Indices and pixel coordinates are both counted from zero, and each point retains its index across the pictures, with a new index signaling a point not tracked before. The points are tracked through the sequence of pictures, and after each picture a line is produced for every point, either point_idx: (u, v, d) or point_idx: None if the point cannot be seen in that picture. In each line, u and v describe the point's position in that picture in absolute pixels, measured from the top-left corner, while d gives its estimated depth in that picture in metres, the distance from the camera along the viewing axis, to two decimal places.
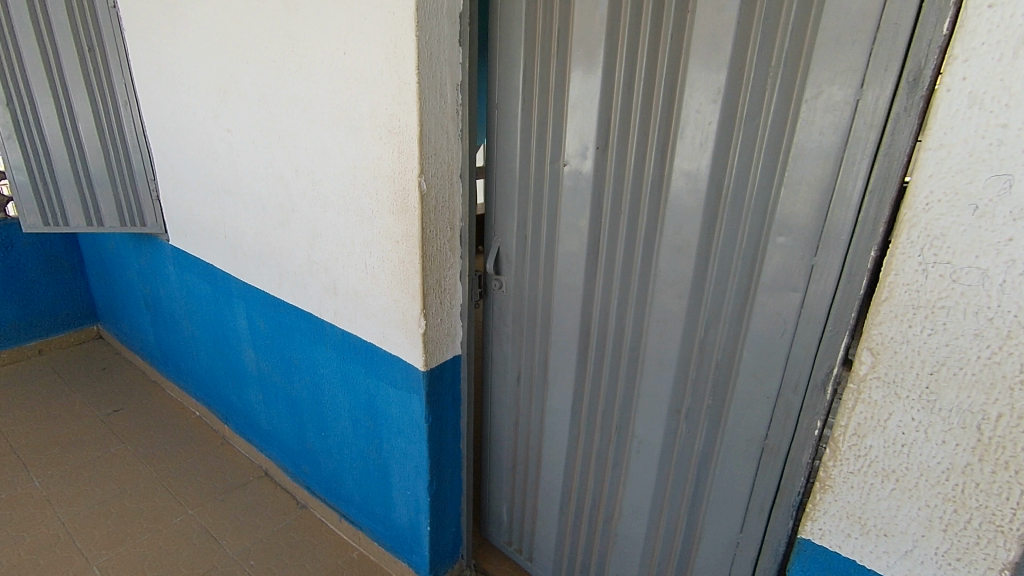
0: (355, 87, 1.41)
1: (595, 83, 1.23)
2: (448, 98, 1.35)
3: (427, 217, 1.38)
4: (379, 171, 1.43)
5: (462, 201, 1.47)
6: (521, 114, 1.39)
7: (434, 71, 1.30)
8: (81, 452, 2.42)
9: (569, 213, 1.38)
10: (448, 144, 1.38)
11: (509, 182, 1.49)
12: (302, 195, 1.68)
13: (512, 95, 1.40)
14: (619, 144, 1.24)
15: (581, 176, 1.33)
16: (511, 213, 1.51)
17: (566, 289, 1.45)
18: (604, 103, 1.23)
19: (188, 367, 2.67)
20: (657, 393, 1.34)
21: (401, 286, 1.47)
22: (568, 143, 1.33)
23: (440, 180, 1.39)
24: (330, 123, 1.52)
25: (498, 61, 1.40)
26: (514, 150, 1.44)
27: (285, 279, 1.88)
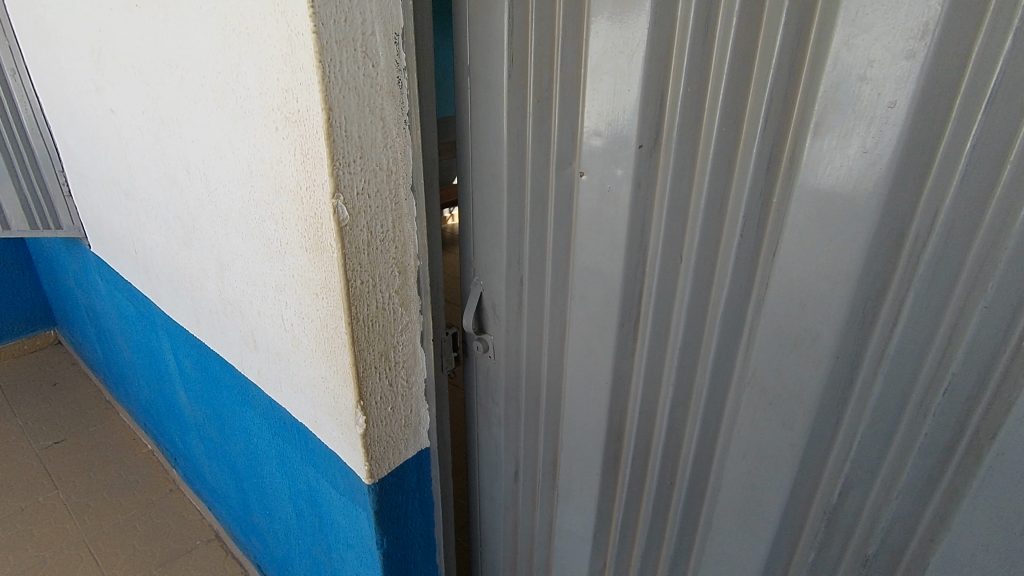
0: (235, 43, 0.84)
1: (638, 22, 0.64)
2: (378, 58, 0.77)
3: (352, 262, 0.83)
4: (281, 182, 0.88)
5: (417, 228, 0.91)
6: (501, 84, 0.80)
7: (348, 11, 0.72)
8: (4, 503, 2.02)
9: (590, 255, 0.82)
10: (384, 140, 0.82)
11: (489, 197, 0.92)
12: (199, 207, 1.15)
13: (484, 51, 0.81)
14: (682, 140, 0.66)
15: (607, 196, 0.76)
16: (493, 244, 0.95)
17: (586, 369, 0.91)
18: (653, 62, 0.65)
19: (134, 394, 2.23)
20: (734, 557, 0.80)
21: (328, 361, 0.94)
22: (587, 136, 0.75)
23: (374, 201, 0.84)
24: (213, 102, 0.96)
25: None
26: (493, 144, 0.87)
27: (201, 316, 1.37)
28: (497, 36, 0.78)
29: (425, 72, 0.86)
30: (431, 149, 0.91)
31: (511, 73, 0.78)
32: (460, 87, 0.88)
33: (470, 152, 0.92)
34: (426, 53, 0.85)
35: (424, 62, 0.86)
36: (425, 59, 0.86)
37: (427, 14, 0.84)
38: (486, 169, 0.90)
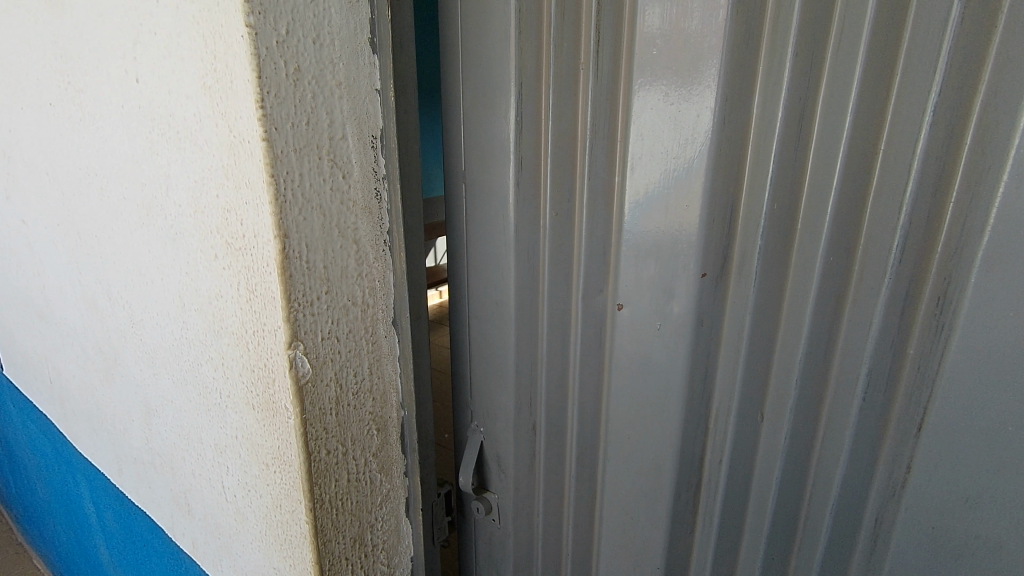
0: (163, 151, 0.66)
1: (699, 123, 0.48)
2: (351, 166, 0.59)
3: (314, 429, 0.62)
4: (222, 322, 0.67)
5: (402, 371, 0.71)
6: (506, 194, 0.63)
7: (312, 111, 0.55)
8: None
9: (630, 407, 0.63)
10: (357, 268, 0.62)
11: (491, 329, 0.72)
12: (122, 340, 0.92)
13: (485, 155, 0.64)
14: (768, 265, 0.51)
15: (658, 337, 0.58)
16: (497, 386, 0.74)
17: (626, 553, 0.68)
18: (722, 171, 0.49)
19: (49, 541, 1.86)
20: None
21: (283, 552, 0.71)
22: (629, 260, 0.58)
23: (344, 347, 0.63)
24: (137, 219, 0.76)
25: (457, 82, 0.66)
26: (497, 267, 0.68)
27: (125, 466, 1.11)
28: (501, 137, 0.62)
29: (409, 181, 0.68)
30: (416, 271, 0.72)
31: (519, 181, 0.62)
32: (453, 196, 0.71)
33: (465, 272, 0.73)
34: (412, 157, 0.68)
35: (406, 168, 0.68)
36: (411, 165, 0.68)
37: (413, 112, 0.67)
38: (488, 295, 0.71)
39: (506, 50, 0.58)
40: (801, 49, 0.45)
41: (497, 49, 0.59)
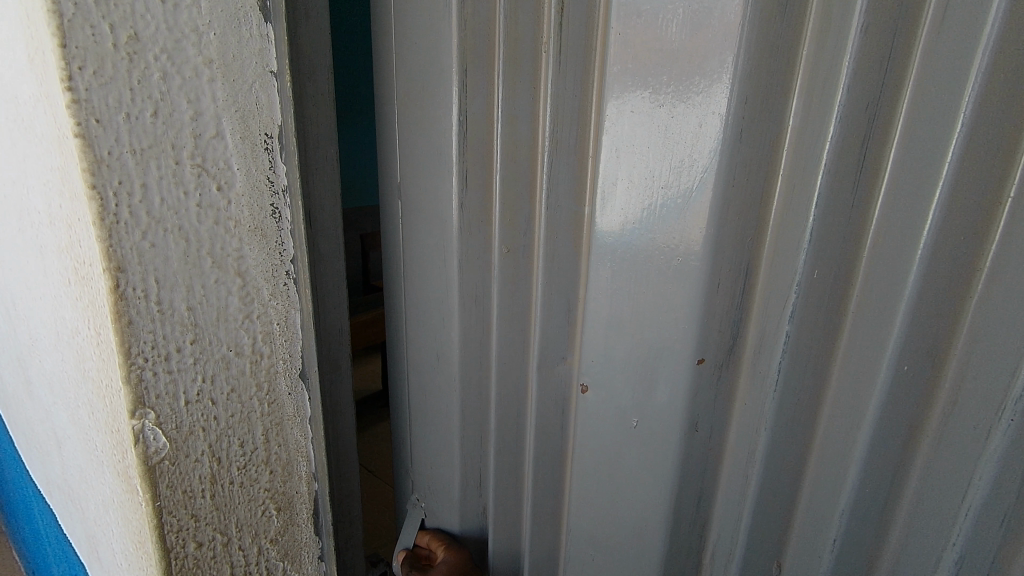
0: (17, 137, 0.50)
1: (713, 129, 0.31)
2: (231, 176, 0.39)
3: (175, 520, 0.44)
4: (86, 361, 0.51)
5: (312, 434, 0.52)
6: (448, 218, 0.47)
7: (160, 98, 0.35)
8: None
9: (595, 521, 0.46)
10: (244, 309, 0.43)
11: (432, 385, 0.56)
12: (29, 358, 0.78)
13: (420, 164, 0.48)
14: (797, 361, 0.34)
15: (634, 432, 0.41)
16: (438, 457, 0.58)
17: None
18: (734, 210, 0.32)
19: None
20: None
21: None
22: (597, 326, 0.41)
23: (223, 413, 0.44)
24: (14, 221, 0.61)
25: (391, 67, 0.50)
26: (435, 310, 0.52)
27: (53, 494, 0.97)
28: (442, 141, 0.45)
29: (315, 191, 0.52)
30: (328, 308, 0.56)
31: (464, 203, 0.45)
32: (388, 214, 0.56)
33: (404, 310, 0.57)
34: (328, 159, 0.52)
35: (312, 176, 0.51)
36: (319, 170, 0.52)
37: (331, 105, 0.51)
38: (426, 342, 0.55)
39: (445, 20, 0.41)
40: (878, 20, 0.27)
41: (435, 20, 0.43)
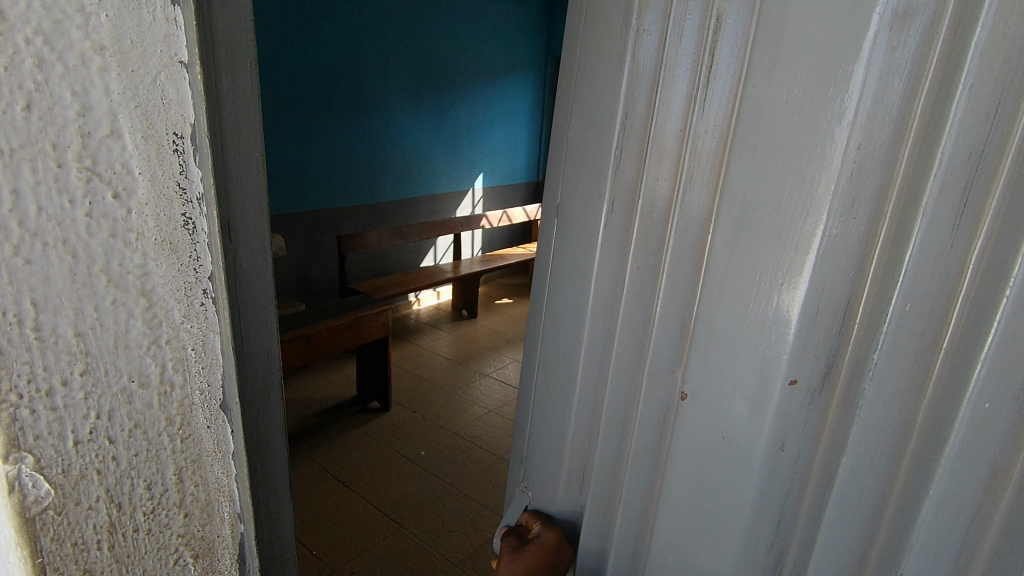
0: None
1: (824, 220, 0.45)
2: (130, 181, 0.51)
3: (72, 547, 0.59)
4: None
5: (230, 469, 0.70)
6: (598, 239, 0.62)
7: (35, 89, 0.44)
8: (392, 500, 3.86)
9: (693, 493, 0.59)
10: (148, 336, 0.57)
11: (559, 368, 0.71)
12: None
13: (567, 228, 0.66)
14: (898, 393, 0.47)
15: (722, 444, 0.55)
16: (551, 450, 0.75)
17: None
18: (831, 263, 0.45)
19: None
20: None
21: None
22: (711, 339, 0.54)
23: (125, 450, 0.59)
24: None
25: (560, 117, 0.66)
26: (561, 337, 0.69)
27: None
28: (602, 181, 0.61)
29: (244, 262, 0.73)
30: (251, 331, 0.77)
31: (613, 229, 0.61)
32: (541, 226, 0.72)
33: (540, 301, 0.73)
34: (247, 159, 0.69)
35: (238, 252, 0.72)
36: (242, 227, 0.72)
37: (261, 198, 0.73)
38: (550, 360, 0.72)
39: (619, 98, 0.58)
40: (964, 152, 0.41)
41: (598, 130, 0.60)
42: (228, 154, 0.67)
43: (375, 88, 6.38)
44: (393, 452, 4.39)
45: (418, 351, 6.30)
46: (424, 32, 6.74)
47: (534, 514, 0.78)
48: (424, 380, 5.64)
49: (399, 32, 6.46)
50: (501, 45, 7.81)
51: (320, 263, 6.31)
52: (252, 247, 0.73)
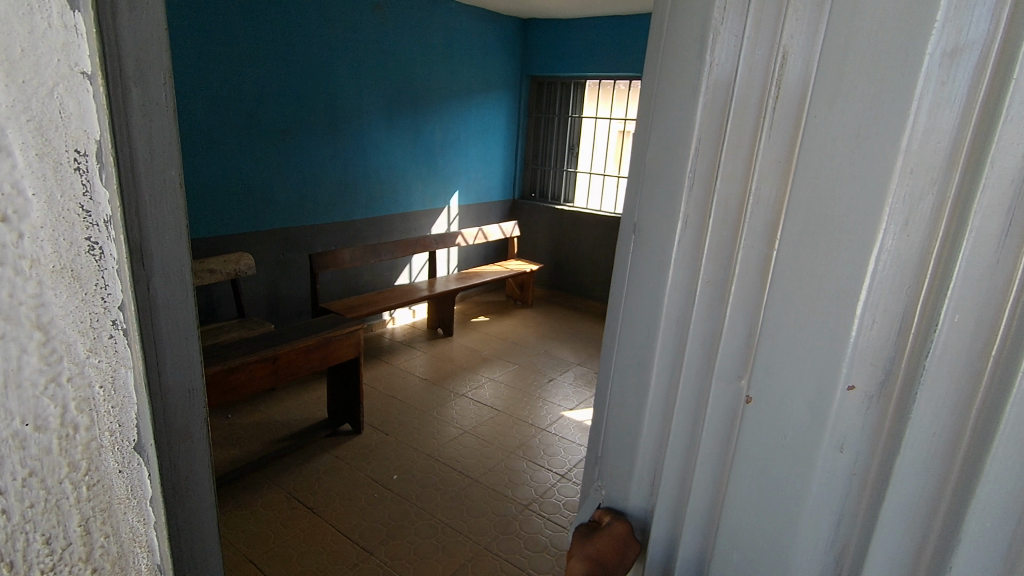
0: None
1: (878, 254, 0.62)
2: (23, 204, 0.50)
3: None
4: None
5: (148, 515, 0.66)
6: (695, 271, 0.83)
7: None
8: (365, 520, 3.84)
9: (767, 472, 0.74)
10: (46, 373, 0.54)
11: (652, 372, 0.90)
12: None
13: (645, 278, 0.88)
14: (943, 389, 0.60)
15: (787, 438, 0.72)
16: (628, 449, 0.96)
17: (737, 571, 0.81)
18: (885, 289, 0.63)
19: None
20: None
21: None
22: (785, 348, 0.71)
23: (16, 506, 0.54)
24: None
25: (659, 180, 0.85)
26: (638, 357, 0.92)
27: None
28: (702, 228, 0.81)
29: (161, 295, 0.68)
30: (169, 366, 0.70)
31: (708, 264, 0.81)
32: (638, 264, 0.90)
33: (635, 324, 0.92)
34: (162, 185, 0.66)
35: (160, 319, 0.69)
36: (157, 254, 0.67)
37: (178, 223, 0.69)
38: (625, 376, 0.95)
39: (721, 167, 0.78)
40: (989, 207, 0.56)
41: (674, 206, 0.83)
42: (142, 193, 0.64)
43: (348, 107, 6.39)
44: (362, 476, 4.30)
45: (393, 371, 6.24)
46: (398, 53, 6.80)
47: (607, 510, 1.00)
48: (398, 400, 5.58)
49: (372, 53, 6.51)
50: (475, 66, 7.92)
51: (293, 283, 6.23)
52: (172, 314, 0.70)
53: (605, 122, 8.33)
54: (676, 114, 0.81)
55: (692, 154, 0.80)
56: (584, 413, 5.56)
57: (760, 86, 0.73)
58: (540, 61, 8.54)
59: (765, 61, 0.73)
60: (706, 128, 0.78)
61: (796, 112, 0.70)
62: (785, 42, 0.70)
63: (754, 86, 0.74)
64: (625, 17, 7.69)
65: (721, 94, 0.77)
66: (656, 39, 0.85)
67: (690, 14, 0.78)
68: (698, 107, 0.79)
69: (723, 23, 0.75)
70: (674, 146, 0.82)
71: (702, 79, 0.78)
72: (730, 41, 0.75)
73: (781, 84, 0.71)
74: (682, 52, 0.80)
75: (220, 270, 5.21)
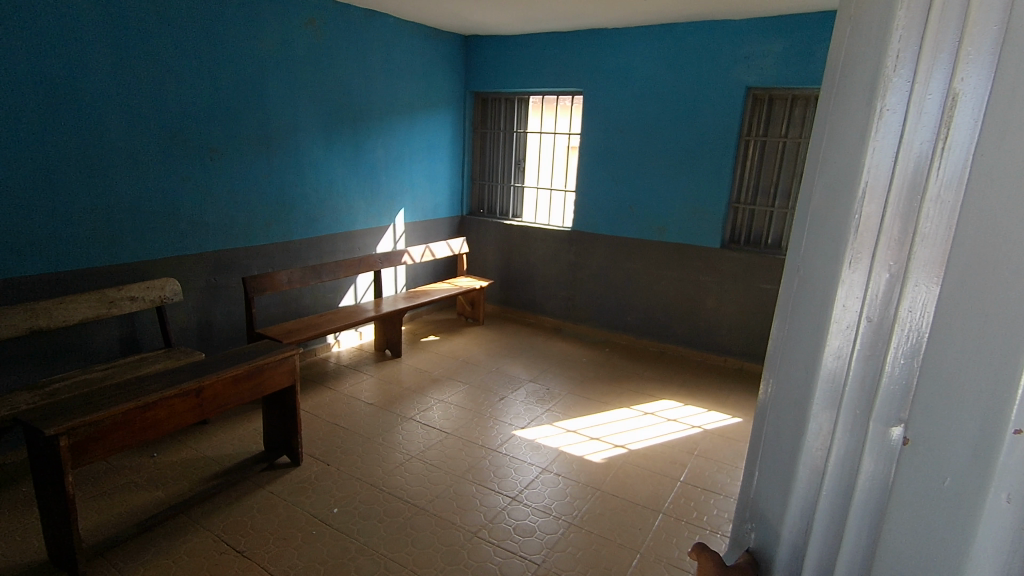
0: None
1: None
2: None
3: None
4: None
5: None
6: (842, 304, 0.69)
7: None
8: (297, 560, 3.54)
9: (910, 542, 0.56)
10: None
11: (796, 415, 0.78)
12: None
13: (804, 313, 0.76)
14: None
15: (945, 489, 0.52)
16: (774, 497, 0.81)
17: None
18: None
19: None
20: None
21: None
22: (936, 391, 0.53)
23: None
24: None
25: (822, 208, 0.73)
26: (791, 399, 0.79)
27: None
28: (858, 257, 0.67)
29: None
30: None
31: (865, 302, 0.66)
32: (798, 297, 0.79)
33: (788, 360, 0.80)
34: None
35: None
36: None
37: None
38: (780, 413, 0.82)
39: (877, 187, 0.64)
40: None
41: (833, 251, 0.71)
42: None
43: (283, 122, 6.12)
44: (300, 512, 3.99)
45: (338, 397, 5.91)
46: (335, 67, 6.60)
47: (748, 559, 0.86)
48: (342, 427, 5.27)
49: (308, 66, 6.28)
50: (417, 81, 7.80)
51: (226, 307, 5.84)
52: None
53: (550, 136, 8.34)
54: (841, 156, 0.70)
55: (856, 197, 0.67)
56: (537, 431, 5.41)
57: (931, 142, 0.58)
58: (484, 77, 8.53)
59: (941, 101, 0.57)
60: (870, 174, 0.65)
61: (965, 173, 0.54)
62: (958, 81, 0.54)
63: (923, 136, 0.59)
64: (565, 33, 7.77)
65: (890, 137, 0.62)
66: (830, 80, 0.75)
67: (870, 33, 0.66)
68: (866, 130, 0.65)
69: (897, 62, 0.62)
70: (838, 187, 0.70)
71: (872, 119, 0.64)
72: (906, 77, 0.61)
73: (951, 128, 0.55)
74: (858, 92, 0.67)
75: (141, 297, 4.85)
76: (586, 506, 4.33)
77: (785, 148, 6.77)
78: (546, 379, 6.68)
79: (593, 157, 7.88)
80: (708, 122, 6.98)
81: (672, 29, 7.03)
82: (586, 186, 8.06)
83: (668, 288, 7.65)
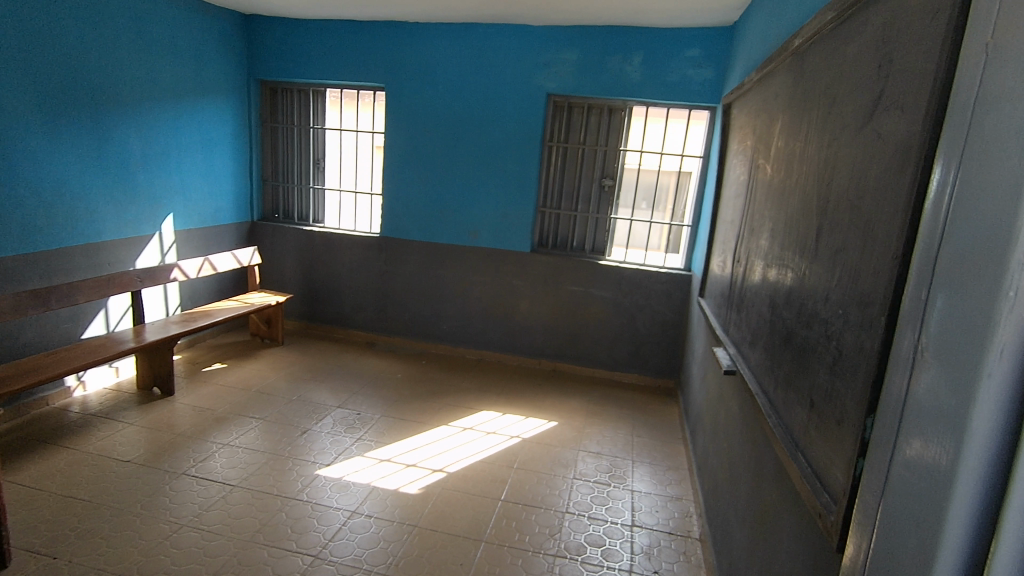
0: None
1: None
2: None
3: None
4: None
5: None
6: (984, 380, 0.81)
7: None
8: None
9: None
10: None
11: (936, 474, 0.89)
12: None
13: (950, 388, 0.89)
14: None
15: None
16: (918, 553, 0.92)
17: None
18: None
19: None
20: None
21: None
22: None
23: None
24: None
25: (967, 302, 0.88)
26: (933, 461, 0.91)
27: None
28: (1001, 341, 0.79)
29: None
30: None
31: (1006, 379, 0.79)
32: (940, 372, 0.93)
33: (929, 427, 0.94)
34: None
35: None
36: None
37: None
38: (922, 476, 0.94)
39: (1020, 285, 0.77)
40: None
41: (980, 338, 0.83)
42: None
43: None
44: None
45: (77, 459, 4.58)
46: (64, 37, 5.16)
47: None
48: (82, 500, 4.07)
49: (21, 29, 4.77)
50: (184, 62, 6.55)
51: None
52: None
53: (350, 134, 7.64)
54: (988, 256, 0.84)
55: (1000, 294, 0.80)
56: (344, 466, 4.79)
57: None
58: (271, 64, 7.48)
59: None
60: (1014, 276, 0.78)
61: None
62: None
63: None
64: (359, 21, 7.14)
65: None
66: (966, 194, 0.92)
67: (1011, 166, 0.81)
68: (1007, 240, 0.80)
69: None
70: (985, 282, 0.84)
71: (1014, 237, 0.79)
72: None
73: None
74: (998, 211, 0.82)
75: None
76: (401, 549, 3.88)
77: (584, 154, 7.01)
78: (355, 403, 6.04)
79: (399, 160, 7.41)
80: (514, 127, 6.96)
81: (472, 29, 6.86)
82: (391, 189, 7.53)
83: (483, 295, 7.51)
